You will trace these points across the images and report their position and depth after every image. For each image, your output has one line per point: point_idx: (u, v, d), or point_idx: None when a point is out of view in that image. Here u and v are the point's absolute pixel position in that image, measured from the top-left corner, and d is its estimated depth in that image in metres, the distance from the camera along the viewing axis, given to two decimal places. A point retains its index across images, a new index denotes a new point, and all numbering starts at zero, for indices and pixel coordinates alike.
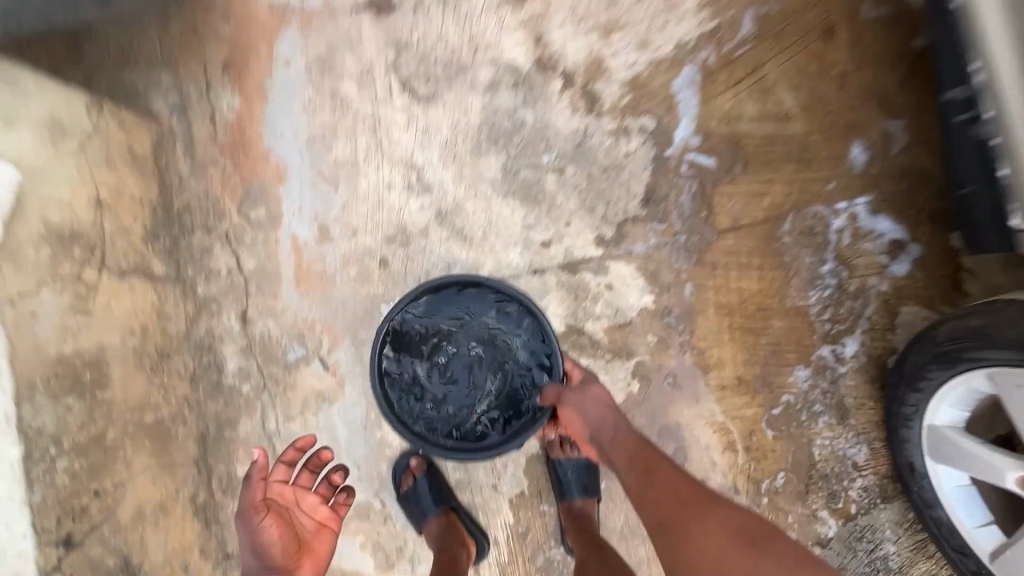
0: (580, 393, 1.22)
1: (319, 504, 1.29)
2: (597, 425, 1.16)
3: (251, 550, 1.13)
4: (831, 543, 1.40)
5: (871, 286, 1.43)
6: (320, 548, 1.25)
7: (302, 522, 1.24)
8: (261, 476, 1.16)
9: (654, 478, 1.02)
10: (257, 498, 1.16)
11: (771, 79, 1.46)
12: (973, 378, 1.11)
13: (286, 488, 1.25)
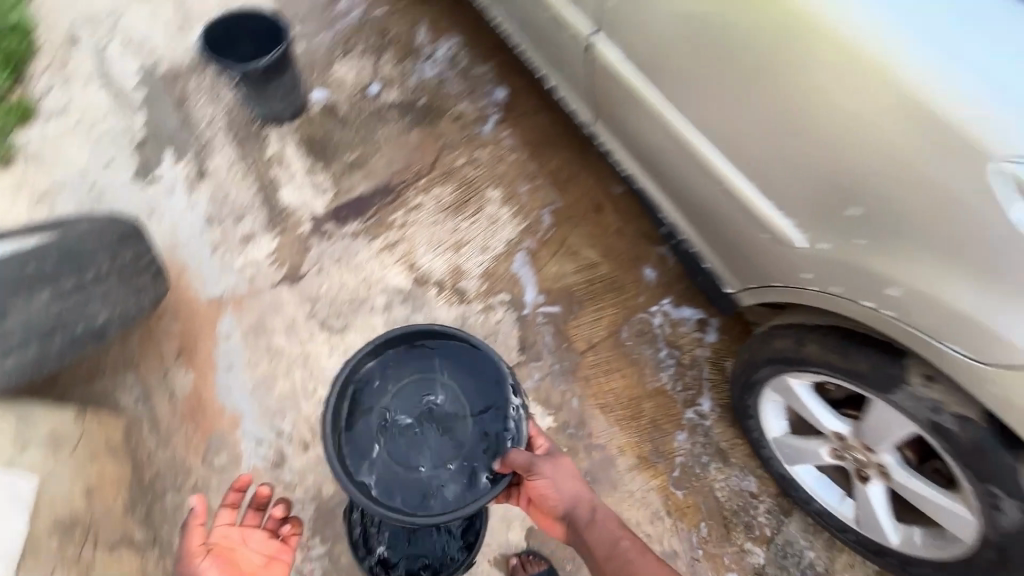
0: (552, 466, 1.25)
1: (266, 540, 1.32)
2: (577, 511, 1.24)
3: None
4: (766, 569, 1.67)
5: (699, 355, 1.94)
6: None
7: (249, 558, 1.26)
8: (199, 520, 1.20)
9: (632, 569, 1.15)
10: (198, 542, 1.19)
11: (575, 244, 2.12)
12: (768, 395, 1.55)
13: (229, 530, 1.29)
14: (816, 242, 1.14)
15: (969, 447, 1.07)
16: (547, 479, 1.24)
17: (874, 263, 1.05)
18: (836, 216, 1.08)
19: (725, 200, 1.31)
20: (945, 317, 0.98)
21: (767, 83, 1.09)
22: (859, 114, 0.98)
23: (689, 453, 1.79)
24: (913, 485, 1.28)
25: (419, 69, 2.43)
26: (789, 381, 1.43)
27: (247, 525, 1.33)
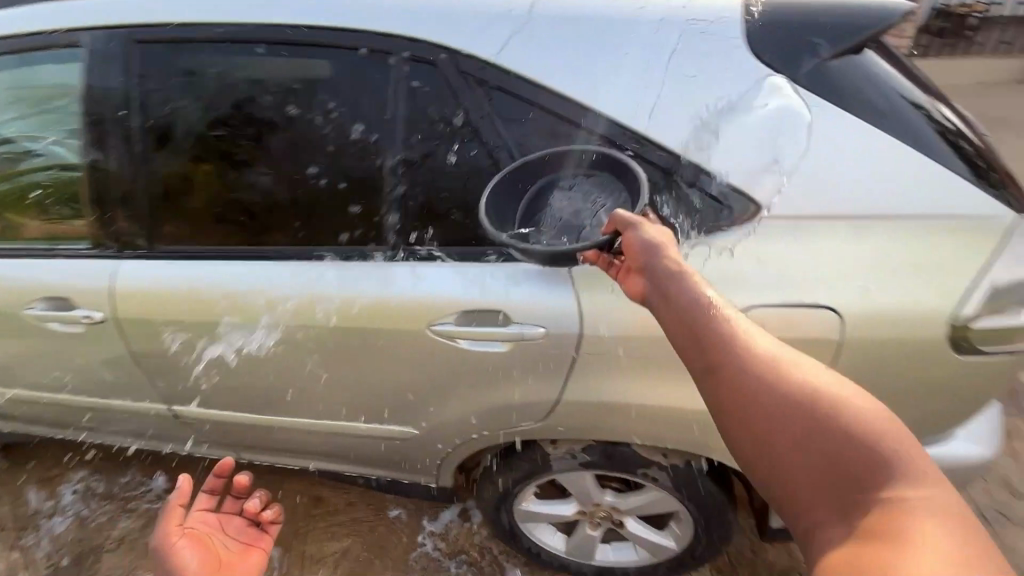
0: (654, 233, 0.98)
1: (245, 530, 1.19)
2: (673, 278, 0.92)
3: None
4: None
5: (480, 539, 1.98)
6: (248, 567, 1.12)
7: (223, 546, 1.13)
8: (181, 501, 1.12)
9: (766, 363, 0.78)
10: (176, 522, 1.10)
11: (314, 550, 2.00)
12: (527, 527, 1.71)
13: (209, 520, 1.16)
14: (420, 423, 1.40)
15: (605, 459, 1.39)
16: (645, 244, 0.97)
17: (454, 411, 1.32)
18: (411, 401, 1.35)
19: (359, 438, 1.50)
20: (512, 412, 1.27)
21: (312, 357, 1.34)
22: (367, 348, 1.28)
23: None
24: (631, 504, 1.54)
25: (46, 531, 2.10)
26: (522, 507, 1.63)
27: (223, 515, 1.19)
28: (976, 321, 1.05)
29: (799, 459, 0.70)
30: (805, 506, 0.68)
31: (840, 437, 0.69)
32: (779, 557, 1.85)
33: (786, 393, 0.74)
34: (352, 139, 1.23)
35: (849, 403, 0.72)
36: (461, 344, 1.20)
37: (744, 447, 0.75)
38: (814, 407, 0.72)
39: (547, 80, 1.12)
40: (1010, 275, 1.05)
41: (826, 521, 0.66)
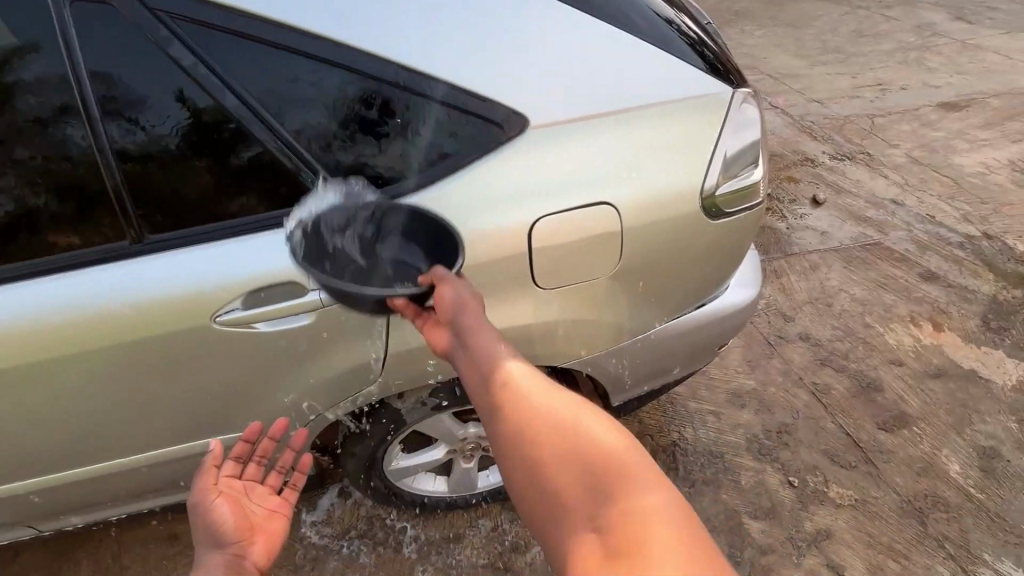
0: (462, 291, 1.06)
1: (269, 497, 1.24)
2: (472, 342, 1.00)
3: (206, 532, 1.08)
4: (551, 548, 1.84)
5: (367, 510, 1.94)
6: (276, 531, 1.18)
7: (254, 509, 1.19)
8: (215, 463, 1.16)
9: (539, 405, 0.88)
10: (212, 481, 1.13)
11: None
12: (405, 482, 1.71)
13: (235, 480, 1.21)
14: (247, 421, 1.26)
15: (454, 396, 1.41)
16: (456, 305, 1.05)
17: (281, 397, 1.23)
18: (227, 402, 1.22)
19: (178, 464, 1.32)
20: (341, 378, 1.20)
21: (83, 386, 1.13)
22: (144, 356, 1.11)
23: (441, 571, 1.80)
24: None
25: None
26: (392, 468, 1.62)
27: (250, 478, 1.25)
28: (718, 189, 1.22)
29: (565, 484, 0.78)
30: (566, 532, 0.76)
31: (588, 455, 0.79)
32: (632, 428, 2.12)
33: (549, 429, 0.84)
34: (58, 118, 1.00)
35: (596, 423, 0.84)
36: (260, 328, 1.11)
37: (521, 488, 0.83)
38: (564, 429, 0.83)
39: (279, 16, 1.01)
40: (736, 144, 1.23)
41: (564, 540, 0.76)
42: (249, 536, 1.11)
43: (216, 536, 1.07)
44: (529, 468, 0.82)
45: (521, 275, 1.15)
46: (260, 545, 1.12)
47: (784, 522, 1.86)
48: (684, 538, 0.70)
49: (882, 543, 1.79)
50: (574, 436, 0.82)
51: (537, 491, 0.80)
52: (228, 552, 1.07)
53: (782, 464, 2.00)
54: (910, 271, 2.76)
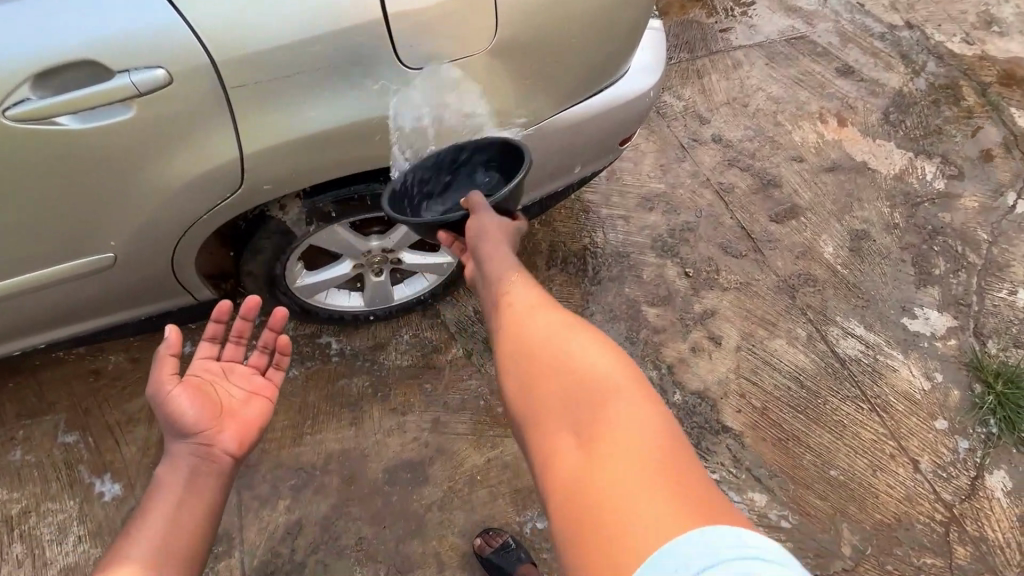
0: (489, 224, 1.22)
1: (248, 377, 1.28)
2: (491, 272, 1.19)
3: (169, 421, 1.12)
4: (468, 345, 1.99)
5: (289, 331, 1.99)
6: (253, 414, 1.22)
7: (229, 391, 1.23)
8: (173, 351, 1.16)
9: (550, 333, 1.03)
10: (170, 372, 1.15)
11: (119, 416, 1.87)
12: (317, 299, 1.73)
13: (209, 363, 1.26)
14: (110, 238, 1.22)
15: (343, 204, 1.34)
16: (480, 235, 1.21)
17: (136, 210, 1.17)
18: (76, 220, 1.16)
19: (58, 291, 1.31)
20: (197, 180, 1.13)
21: None
22: None
23: (368, 374, 1.94)
24: (397, 239, 1.60)
25: None
26: (299, 285, 1.61)
27: (227, 360, 1.29)
28: None
29: (559, 399, 0.94)
30: (549, 432, 0.94)
31: (592, 378, 0.93)
32: (544, 238, 2.18)
33: (547, 351, 1.00)
34: None
35: (605, 353, 0.97)
36: (70, 126, 1.01)
37: (524, 410, 1.00)
38: (559, 354, 0.99)
39: None
40: None
41: (548, 441, 0.93)
42: (217, 420, 1.16)
43: (176, 422, 1.12)
44: (529, 385, 1.00)
45: (373, 55, 1.07)
46: (231, 432, 1.17)
47: (676, 306, 2.07)
48: (663, 454, 0.83)
49: (757, 315, 2.06)
50: (579, 363, 0.96)
51: (537, 406, 0.97)
52: (194, 440, 1.12)
53: (680, 258, 2.17)
54: (828, 66, 2.71)
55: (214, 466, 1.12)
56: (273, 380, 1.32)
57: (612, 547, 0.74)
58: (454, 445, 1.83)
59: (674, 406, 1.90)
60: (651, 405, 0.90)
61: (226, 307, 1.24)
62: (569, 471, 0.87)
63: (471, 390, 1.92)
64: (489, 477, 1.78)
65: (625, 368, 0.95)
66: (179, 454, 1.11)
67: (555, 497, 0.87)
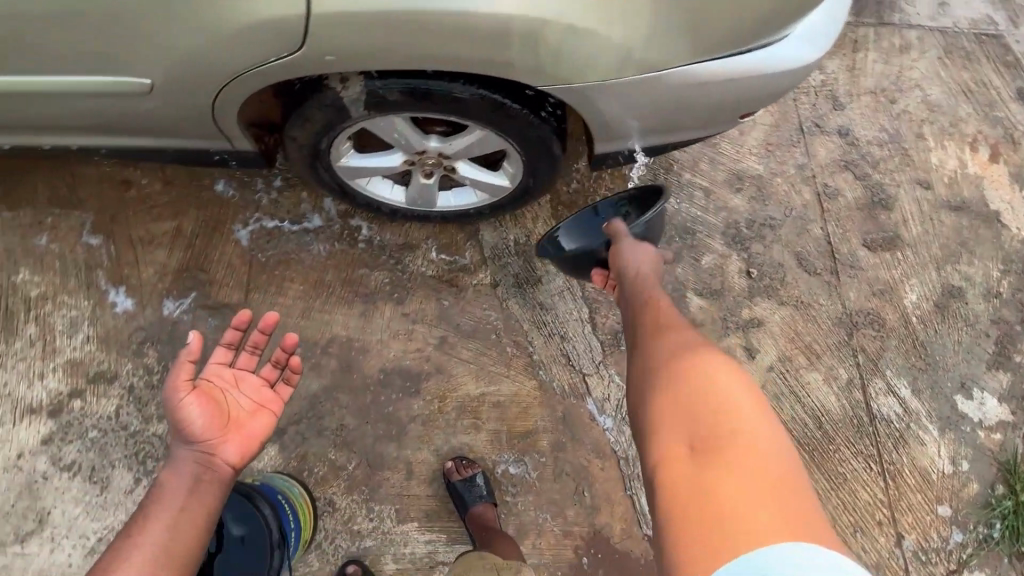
0: (628, 248, 1.53)
1: (259, 389, 1.27)
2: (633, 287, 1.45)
3: (176, 428, 1.11)
4: (498, 276, 1.89)
5: (325, 203, 1.91)
6: (256, 429, 1.20)
7: (238, 402, 1.21)
8: (191, 357, 1.13)
9: (700, 363, 1.11)
10: (185, 378, 1.12)
11: (142, 233, 1.85)
12: (358, 183, 1.61)
13: (225, 369, 1.24)
14: (154, 64, 1.11)
15: (409, 97, 1.18)
16: (622, 252, 1.53)
17: (180, 43, 1.06)
18: (102, 31, 1.05)
19: (66, 101, 1.22)
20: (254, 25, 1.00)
21: None
22: None
23: (390, 272, 1.87)
24: (457, 147, 1.42)
25: None
26: (342, 165, 1.49)
27: (242, 369, 1.28)
28: None
29: (685, 411, 1.05)
30: (664, 432, 1.05)
31: (724, 405, 1.02)
32: (612, 186, 1.98)
33: (680, 368, 1.12)
34: None
35: (743, 393, 1.04)
36: None
37: (651, 408, 1.11)
38: (693, 370, 1.10)
39: None
40: None
41: (662, 439, 1.05)
42: (221, 432, 1.14)
43: (187, 432, 1.10)
44: (656, 392, 1.13)
45: None
46: (234, 445, 1.15)
47: (723, 304, 1.92)
48: (779, 482, 0.90)
49: (803, 341, 1.90)
50: (723, 396, 1.03)
51: (660, 413, 1.09)
52: (196, 449, 1.11)
53: (748, 256, 1.97)
54: (1010, 83, 2.24)
55: (214, 477, 1.11)
56: (281, 394, 1.31)
57: (714, 539, 0.84)
58: (454, 369, 1.80)
59: None
60: (776, 439, 0.98)
61: (247, 314, 1.21)
62: (679, 472, 0.97)
63: (487, 321, 1.85)
64: (479, 410, 1.77)
65: (752, 401, 1.03)
66: (184, 463, 1.10)
67: (661, 489, 0.98)
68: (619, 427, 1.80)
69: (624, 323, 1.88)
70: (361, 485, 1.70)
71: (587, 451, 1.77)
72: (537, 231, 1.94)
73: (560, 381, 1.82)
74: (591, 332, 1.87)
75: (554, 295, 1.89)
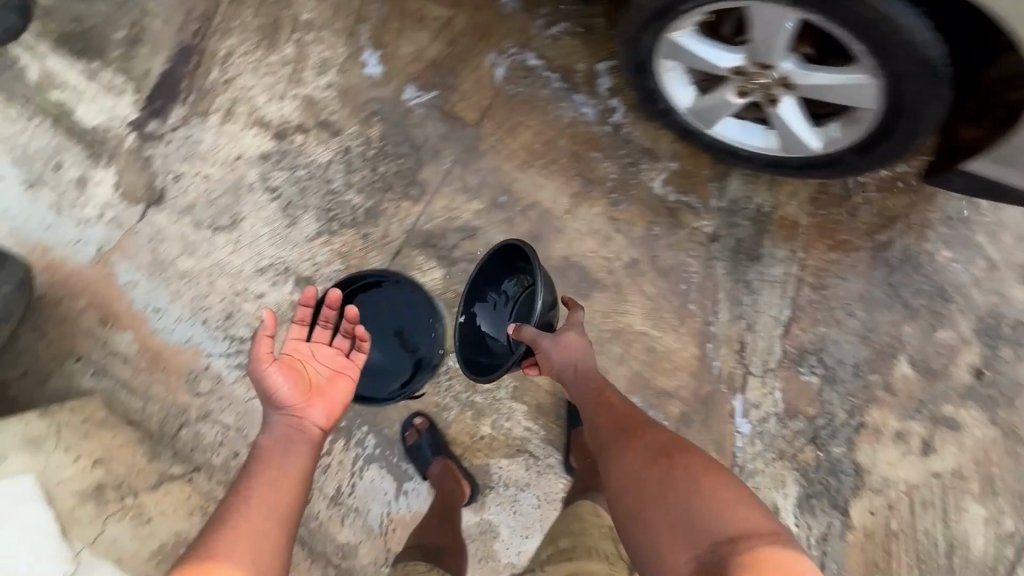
0: (552, 348, 1.43)
1: (334, 358, 1.35)
2: (580, 391, 1.41)
3: (265, 395, 1.21)
4: (721, 232, 1.72)
5: (595, 67, 1.75)
6: (338, 393, 1.29)
7: (317, 371, 1.30)
8: (268, 331, 1.23)
9: (674, 465, 1.16)
10: (266, 351, 1.22)
11: (417, 8, 1.78)
12: (664, 65, 1.43)
13: (300, 343, 1.33)
14: None
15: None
16: (549, 361, 1.44)
17: None
18: None
19: None
20: None
21: None
22: None
23: (620, 169, 1.75)
24: (817, 80, 1.24)
25: None
26: (674, 37, 1.33)
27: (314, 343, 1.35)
28: None
29: (679, 530, 1.07)
30: (661, 543, 1.08)
31: (713, 517, 1.05)
32: (890, 204, 1.70)
33: (657, 475, 1.16)
34: None
35: (711, 490, 1.10)
36: None
37: (638, 518, 1.15)
38: (673, 478, 1.14)
39: None
40: None
41: (662, 550, 1.08)
42: (305, 398, 1.23)
43: (277, 397, 1.21)
44: (640, 507, 1.15)
45: None
46: (321, 407, 1.24)
47: (930, 386, 1.68)
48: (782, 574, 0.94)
49: (990, 470, 1.66)
50: (704, 500, 1.08)
51: (656, 541, 1.10)
52: (285, 413, 1.20)
53: (989, 355, 1.68)
54: None
55: (306, 438, 1.19)
56: (355, 360, 1.38)
57: None
58: (631, 295, 1.71)
59: (826, 453, 1.67)
60: (768, 534, 1.03)
61: (312, 293, 1.33)
62: None
63: (685, 268, 1.72)
64: (634, 347, 1.70)
65: (734, 497, 1.09)
66: (279, 426, 1.19)
67: None
68: (752, 438, 1.67)
69: (817, 345, 1.69)
70: None
71: (708, 440, 1.68)
72: (783, 208, 1.72)
73: (723, 364, 1.69)
74: (780, 337, 1.70)
75: (765, 280, 1.71)
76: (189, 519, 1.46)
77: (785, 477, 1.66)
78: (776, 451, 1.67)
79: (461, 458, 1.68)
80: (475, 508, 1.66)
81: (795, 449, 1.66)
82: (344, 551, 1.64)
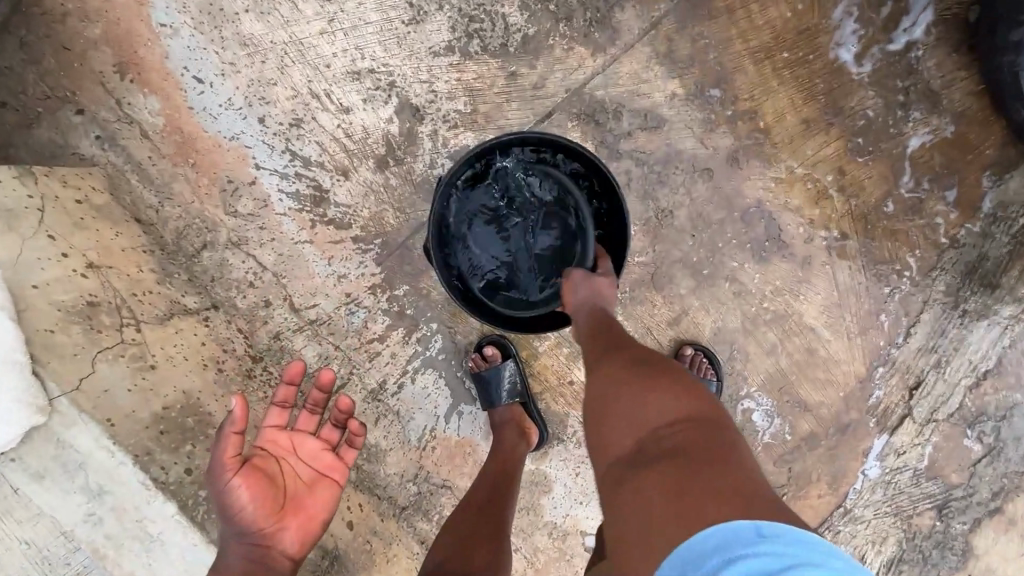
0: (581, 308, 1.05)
1: (321, 454, 1.01)
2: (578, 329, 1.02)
3: (224, 513, 0.87)
4: (965, 239, 1.28)
5: None
6: (318, 507, 0.96)
7: (295, 475, 0.96)
8: (236, 428, 0.86)
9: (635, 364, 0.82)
10: (233, 453, 0.86)
11: None
12: None
13: (278, 432, 0.99)
14: None
15: None
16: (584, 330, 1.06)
17: None
18: None
19: None
20: None
21: None
22: None
23: (883, 108, 1.23)
24: None
25: None
26: None
27: (298, 431, 1.01)
28: None
29: (616, 430, 0.76)
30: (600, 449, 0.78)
31: (648, 406, 0.74)
32: None
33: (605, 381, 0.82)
34: None
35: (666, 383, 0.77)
36: None
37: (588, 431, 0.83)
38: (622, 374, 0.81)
39: None
40: None
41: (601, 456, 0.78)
42: (277, 516, 0.90)
43: (239, 521, 0.86)
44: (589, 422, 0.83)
45: None
46: (293, 530, 0.91)
47: None
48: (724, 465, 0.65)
49: None
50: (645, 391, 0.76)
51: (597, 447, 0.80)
52: (245, 539, 0.86)
53: None
54: None
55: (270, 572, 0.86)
56: (346, 456, 1.04)
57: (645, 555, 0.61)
58: (819, 279, 1.30)
59: (944, 527, 1.40)
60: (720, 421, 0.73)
61: (297, 367, 0.97)
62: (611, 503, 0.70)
63: (899, 269, 1.29)
64: (793, 342, 1.32)
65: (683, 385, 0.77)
66: (233, 561, 0.85)
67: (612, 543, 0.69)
68: (875, 485, 1.39)
69: (1002, 412, 1.35)
70: (628, 285, 1.30)
71: (826, 471, 1.39)
72: None
73: (883, 396, 1.35)
74: (965, 388, 1.35)
75: (985, 317, 1.31)
76: (200, 373, 1.15)
77: (887, 535, 1.41)
78: (892, 508, 1.40)
79: (536, 399, 1.36)
80: (534, 458, 1.39)
81: (914, 511, 1.39)
82: (370, 455, 1.34)
